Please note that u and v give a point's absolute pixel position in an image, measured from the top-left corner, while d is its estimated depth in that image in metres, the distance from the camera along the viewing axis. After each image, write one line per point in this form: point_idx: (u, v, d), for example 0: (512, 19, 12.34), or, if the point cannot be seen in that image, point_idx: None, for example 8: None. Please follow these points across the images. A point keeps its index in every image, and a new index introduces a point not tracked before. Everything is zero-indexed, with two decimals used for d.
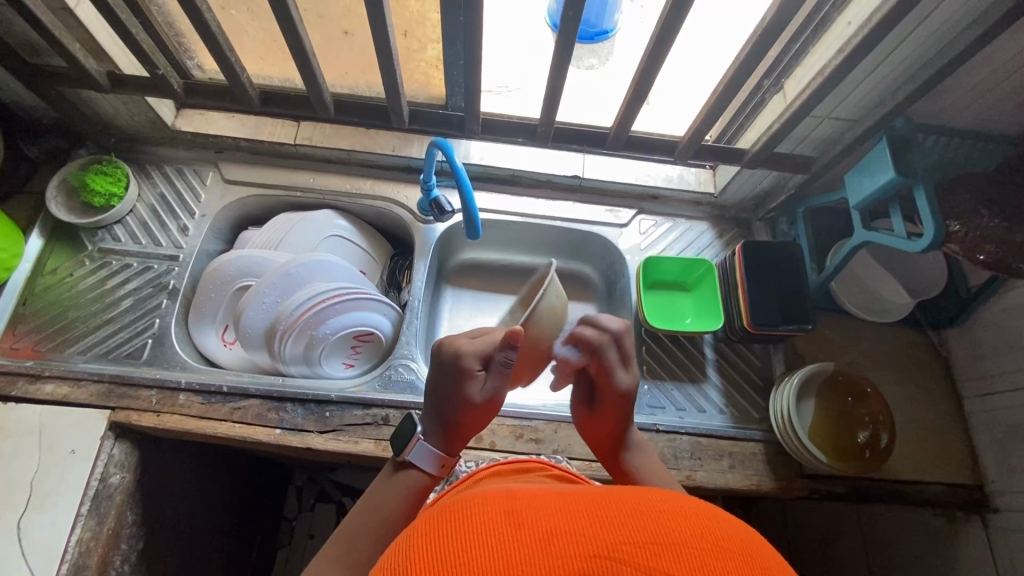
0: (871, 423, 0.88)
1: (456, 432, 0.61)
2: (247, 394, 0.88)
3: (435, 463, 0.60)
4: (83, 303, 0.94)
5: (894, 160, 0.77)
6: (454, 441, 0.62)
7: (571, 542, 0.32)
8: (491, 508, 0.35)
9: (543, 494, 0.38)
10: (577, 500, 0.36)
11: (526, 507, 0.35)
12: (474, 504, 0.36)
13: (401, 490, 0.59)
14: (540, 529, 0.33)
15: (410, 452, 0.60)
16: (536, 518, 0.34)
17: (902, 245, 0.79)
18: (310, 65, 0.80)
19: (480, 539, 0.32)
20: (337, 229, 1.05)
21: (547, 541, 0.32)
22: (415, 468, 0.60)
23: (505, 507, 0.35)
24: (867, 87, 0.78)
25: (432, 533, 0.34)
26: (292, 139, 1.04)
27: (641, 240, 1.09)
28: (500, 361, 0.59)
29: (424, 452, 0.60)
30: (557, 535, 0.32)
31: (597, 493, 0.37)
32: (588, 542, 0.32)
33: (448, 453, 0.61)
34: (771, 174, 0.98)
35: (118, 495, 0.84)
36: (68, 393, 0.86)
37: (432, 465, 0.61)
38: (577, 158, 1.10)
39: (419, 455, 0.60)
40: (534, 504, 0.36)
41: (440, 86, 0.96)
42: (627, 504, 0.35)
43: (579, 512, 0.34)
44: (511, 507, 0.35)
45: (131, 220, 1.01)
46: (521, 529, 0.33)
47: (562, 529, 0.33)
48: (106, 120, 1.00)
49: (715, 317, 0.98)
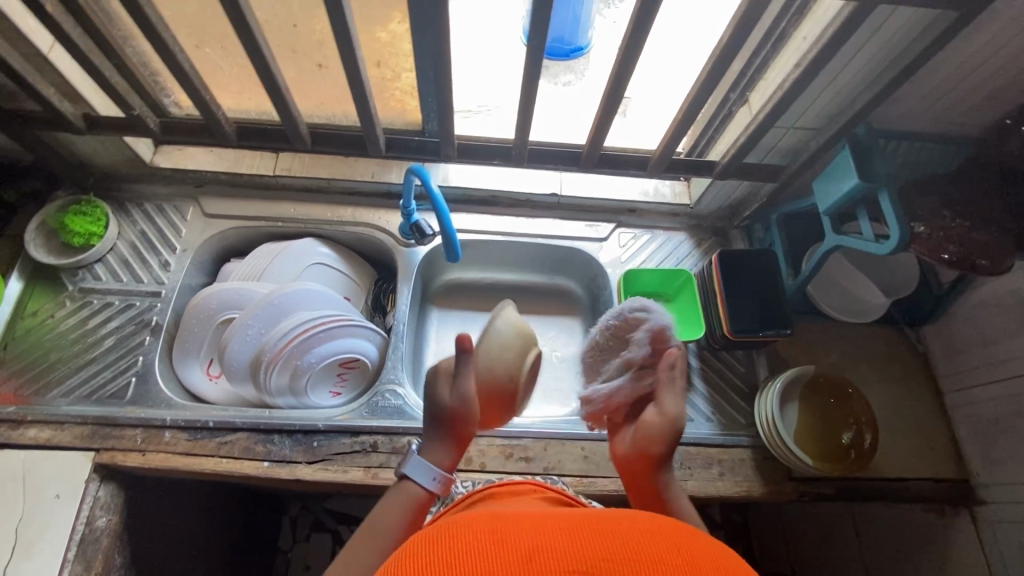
0: (854, 423, 0.89)
1: (451, 451, 0.61)
2: (234, 427, 0.88)
3: (434, 479, 0.59)
4: (65, 344, 0.94)
5: (856, 166, 0.80)
6: (450, 458, 0.61)
7: (550, 558, 0.33)
8: (475, 531, 0.36)
9: (524, 517, 0.39)
10: (557, 523, 0.37)
11: (507, 531, 0.36)
12: (457, 529, 0.37)
13: (400, 503, 0.58)
14: (521, 547, 0.34)
15: (406, 469, 0.59)
16: (517, 538, 0.35)
17: (870, 248, 0.81)
18: (284, 98, 0.81)
19: (463, 556, 0.33)
20: (319, 257, 1.06)
21: (528, 558, 0.33)
22: (413, 483, 0.59)
23: (486, 532, 0.36)
24: (827, 97, 0.81)
25: (414, 557, 0.35)
26: (270, 170, 1.06)
27: (621, 253, 1.10)
28: (461, 363, 0.61)
29: (419, 467, 0.59)
30: (536, 552, 0.33)
31: (577, 517, 0.39)
32: (568, 558, 0.33)
33: (447, 472, 0.60)
34: (743, 184, 1.01)
35: (105, 538, 0.84)
36: (50, 437, 0.85)
37: (432, 485, 0.59)
38: (554, 176, 1.12)
39: (414, 466, 0.59)
40: (515, 526, 0.37)
41: (416, 112, 0.97)
42: (605, 526, 0.37)
43: (558, 532, 0.36)
44: (494, 531, 0.36)
45: (111, 258, 1.01)
46: (502, 549, 0.34)
47: (542, 548, 0.34)
48: (82, 160, 1.00)
49: (696, 326, 0.99)
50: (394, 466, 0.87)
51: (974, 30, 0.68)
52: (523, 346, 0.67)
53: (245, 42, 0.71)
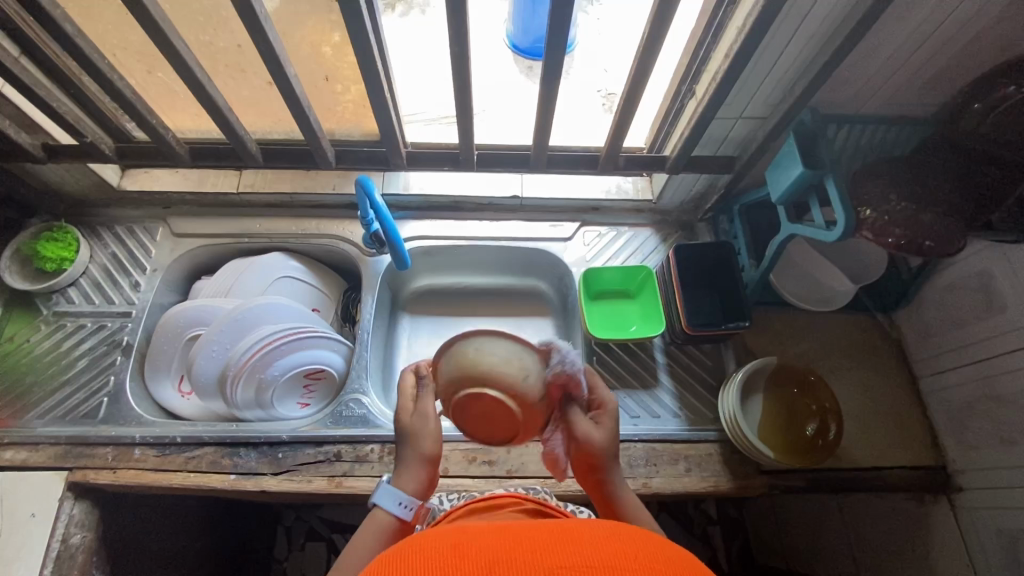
0: (818, 413, 0.88)
1: (420, 473, 0.62)
2: (201, 442, 0.90)
3: (402, 505, 0.60)
4: (40, 367, 0.97)
5: (801, 153, 0.79)
6: (418, 484, 0.62)
7: (511, 568, 0.37)
8: (440, 544, 0.40)
9: (487, 528, 0.43)
10: (512, 533, 0.42)
11: (471, 542, 0.40)
12: (423, 543, 0.41)
13: (373, 534, 0.59)
14: (483, 558, 0.38)
15: (379, 497, 0.61)
16: (480, 549, 0.39)
17: (820, 234, 0.80)
18: (226, 117, 0.82)
19: (431, 565, 0.38)
20: (286, 271, 1.07)
21: (490, 567, 0.37)
22: (383, 512, 0.60)
23: (450, 543, 0.40)
24: (768, 86, 0.80)
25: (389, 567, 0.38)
26: (234, 188, 1.08)
27: (586, 252, 1.10)
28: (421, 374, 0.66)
29: (390, 494, 0.60)
30: (497, 562, 0.38)
31: (539, 529, 0.43)
32: (528, 567, 0.37)
33: (417, 498, 0.62)
34: (701, 177, 1.00)
35: (80, 554, 0.86)
36: (26, 457, 0.88)
37: (401, 512, 0.60)
38: (515, 178, 1.12)
39: (387, 497, 0.60)
40: (480, 537, 0.41)
41: (371, 122, 0.98)
42: (555, 532, 0.42)
43: (521, 544, 0.40)
44: (459, 544, 0.40)
45: (84, 281, 1.04)
46: (466, 560, 0.38)
47: (504, 558, 0.38)
48: (53, 188, 1.04)
49: (657, 321, 0.99)
50: (357, 474, 0.88)
51: (903, 10, 0.67)
52: (464, 380, 0.60)
53: (178, 67, 0.72)
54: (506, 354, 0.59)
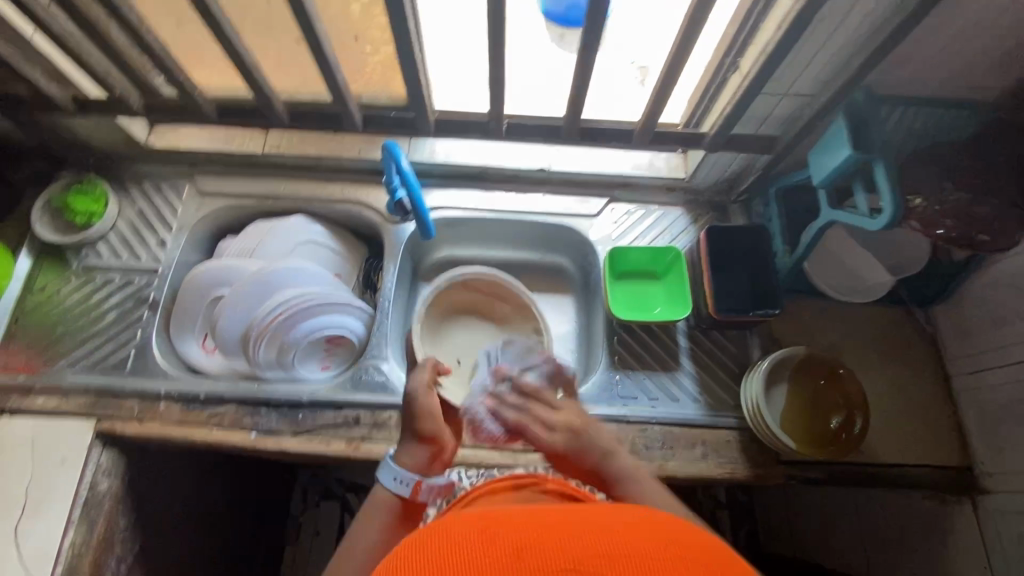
0: (845, 406, 0.86)
1: (419, 453, 0.68)
2: (224, 399, 0.91)
3: (396, 480, 0.66)
4: (70, 318, 0.99)
5: (850, 136, 0.75)
6: (416, 461, 0.68)
7: (538, 555, 0.38)
8: (469, 532, 0.41)
9: (514, 515, 0.44)
10: (538, 519, 0.43)
11: (500, 529, 0.41)
12: (452, 531, 0.42)
13: (378, 511, 0.65)
14: (510, 545, 0.39)
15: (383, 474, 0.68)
16: (508, 536, 0.40)
17: (863, 222, 0.76)
18: (253, 73, 0.80)
19: (461, 553, 0.38)
20: (309, 235, 1.07)
21: (518, 553, 0.38)
22: (385, 489, 0.66)
23: (478, 530, 0.41)
24: (821, 61, 0.75)
25: (420, 556, 0.39)
26: (259, 149, 1.07)
27: (613, 230, 1.07)
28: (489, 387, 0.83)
29: (392, 470, 0.67)
30: (524, 549, 0.38)
31: (567, 516, 0.43)
32: (555, 553, 0.38)
33: (417, 474, 0.67)
34: (739, 156, 0.95)
35: (108, 500, 0.89)
36: (57, 405, 0.91)
37: (398, 487, 0.66)
38: (543, 150, 1.09)
39: (387, 476, 0.67)
40: (507, 524, 0.42)
41: (399, 85, 0.95)
42: (580, 517, 0.42)
43: (548, 530, 0.40)
44: (487, 531, 0.41)
45: (113, 236, 1.05)
46: (494, 547, 0.39)
47: (532, 543, 0.39)
48: (82, 141, 1.04)
49: (684, 304, 0.96)
50: (375, 439, 0.89)
51: None
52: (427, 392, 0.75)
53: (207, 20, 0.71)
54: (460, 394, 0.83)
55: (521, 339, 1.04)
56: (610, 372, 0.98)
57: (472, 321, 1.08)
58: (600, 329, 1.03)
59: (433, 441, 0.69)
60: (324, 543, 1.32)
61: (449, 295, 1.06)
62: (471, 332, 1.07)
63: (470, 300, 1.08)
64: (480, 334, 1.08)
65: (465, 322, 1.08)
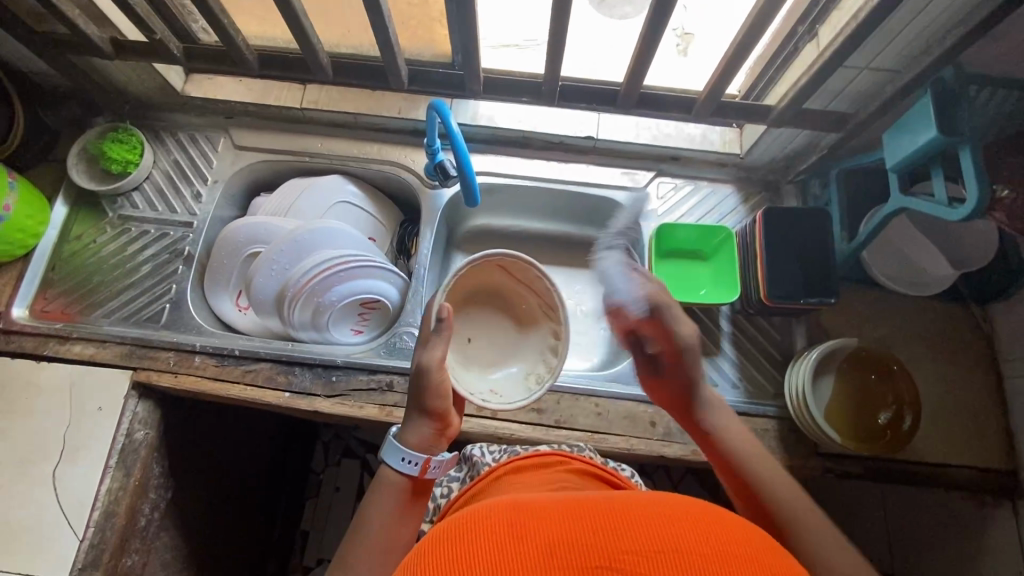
0: (894, 404, 0.83)
1: (424, 430, 0.62)
2: (258, 357, 0.91)
3: (406, 462, 0.59)
4: (106, 268, 0.98)
5: (937, 116, 0.69)
6: (422, 440, 0.62)
7: (574, 552, 0.35)
8: (499, 519, 0.39)
9: (548, 502, 0.42)
10: (574, 508, 0.40)
11: (532, 517, 0.39)
12: (482, 517, 0.39)
13: (383, 493, 0.59)
14: (544, 539, 0.36)
15: (386, 454, 0.61)
16: (542, 528, 0.37)
17: (940, 212, 0.71)
18: (299, 19, 0.76)
19: (491, 543, 0.36)
20: (345, 195, 1.04)
21: (551, 550, 0.35)
22: (393, 470, 0.60)
23: (510, 519, 0.39)
24: (911, 33, 0.69)
25: (447, 545, 0.37)
26: (298, 104, 1.03)
27: (658, 205, 1.03)
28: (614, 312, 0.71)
29: (397, 450, 0.60)
30: (559, 545, 0.36)
31: (603, 504, 0.40)
32: (591, 552, 0.35)
33: (424, 454, 0.61)
34: (802, 132, 0.90)
35: (143, 450, 0.90)
36: (94, 353, 0.91)
37: (407, 468, 0.60)
38: (591, 117, 1.04)
39: (392, 456, 0.60)
40: (542, 514, 0.39)
41: (444, 41, 0.90)
42: (621, 507, 0.39)
43: (586, 522, 0.38)
44: (519, 520, 0.38)
45: (148, 187, 1.03)
46: (526, 540, 0.36)
47: (567, 539, 0.36)
48: (118, 87, 1.01)
49: (732, 288, 0.93)
50: None
51: None
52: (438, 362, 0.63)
53: None
54: (494, 391, 0.75)
55: (541, 352, 0.78)
56: None
57: (496, 310, 0.81)
58: None
59: (441, 418, 0.63)
60: (344, 500, 1.34)
61: (477, 275, 0.77)
62: (490, 324, 0.81)
63: (503, 285, 0.79)
64: (498, 327, 0.82)
65: (490, 309, 0.81)
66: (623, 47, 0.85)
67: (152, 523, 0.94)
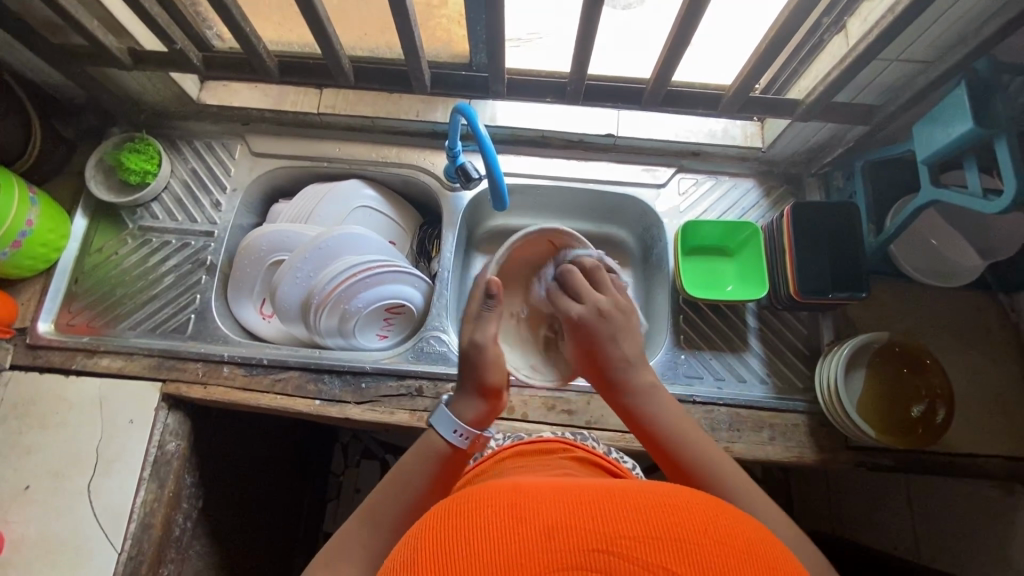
0: (927, 396, 0.83)
1: (479, 406, 0.60)
2: (286, 365, 0.91)
3: (457, 434, 0.58)
4: (130, 280, 0.98)
5: (973, 108, 0.68)
6: (477, 415, 0.60)
7: (570, 537, 0.32)
8: (496, 498, 0.36)
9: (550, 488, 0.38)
10: (578, 494, 0.36)
11: (531, 497, 0.35)
12: (480, 501, 0.36)
13: (426, 456, 0.57)
14: (544, 522, 0.33)
15: (436, 422, 0.59)
16: (543, 511, 0.34)
17: (976, 204, 0.70)
18: (323, 27, 0.75)
19: (486, 525, 0.33)
20: (364, 200, 1.03)
21: (549, 534, 0.32)
22: (438, 437, 0.58)
23: (510, 501, 0.35)
24: (944, 26, 0.68)
25: (440, 528, 0.34)
26: (315, 109, 1.02)
27: (680, 202, 1.02)
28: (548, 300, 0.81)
29: (448, 418, 0.58)
30: (557, 529, 0.32)
31: (606, 490, 0.37)
32: (590, 536, 0.32)
33: (475, 429, 0.59)
34: (827, 126, 0.89)
35: (175, 461, 0.90)
36: (122, 366, 0.91)
37: (456, 440, 0.58)
38: (611, 114, 1.03)
39: (443, 423, 0.58)
40: (545, 498, 0.36)
41: (464, 42, 0.89)
42: (627, 493, 0.36)
43: (587, 507, 0.34)
44: (516, 500, 0.35)
45: (166, 197, 1.03)
46: (523, 524, 0.33)
47: (565, 521, 0.33)
48: (134, 97, 1.00)
49: (759, 285, 0.94)
50: None
51: None
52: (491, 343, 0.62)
53: None
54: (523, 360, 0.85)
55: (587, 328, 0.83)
56: (675, 350, 0.95)
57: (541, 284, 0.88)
58: (663, 306, 1.01)
59: (494, 396, 0.61)
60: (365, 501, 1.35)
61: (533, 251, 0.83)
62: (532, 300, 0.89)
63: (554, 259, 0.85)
64: None
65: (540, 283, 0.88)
66: (649, 45, 0.85)
67: (185, 532, 0.95)
